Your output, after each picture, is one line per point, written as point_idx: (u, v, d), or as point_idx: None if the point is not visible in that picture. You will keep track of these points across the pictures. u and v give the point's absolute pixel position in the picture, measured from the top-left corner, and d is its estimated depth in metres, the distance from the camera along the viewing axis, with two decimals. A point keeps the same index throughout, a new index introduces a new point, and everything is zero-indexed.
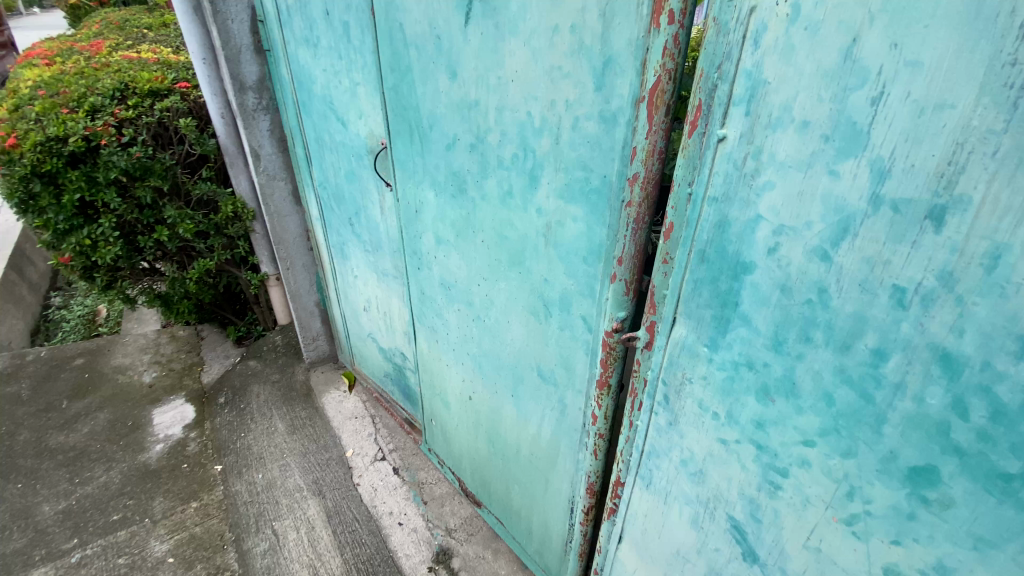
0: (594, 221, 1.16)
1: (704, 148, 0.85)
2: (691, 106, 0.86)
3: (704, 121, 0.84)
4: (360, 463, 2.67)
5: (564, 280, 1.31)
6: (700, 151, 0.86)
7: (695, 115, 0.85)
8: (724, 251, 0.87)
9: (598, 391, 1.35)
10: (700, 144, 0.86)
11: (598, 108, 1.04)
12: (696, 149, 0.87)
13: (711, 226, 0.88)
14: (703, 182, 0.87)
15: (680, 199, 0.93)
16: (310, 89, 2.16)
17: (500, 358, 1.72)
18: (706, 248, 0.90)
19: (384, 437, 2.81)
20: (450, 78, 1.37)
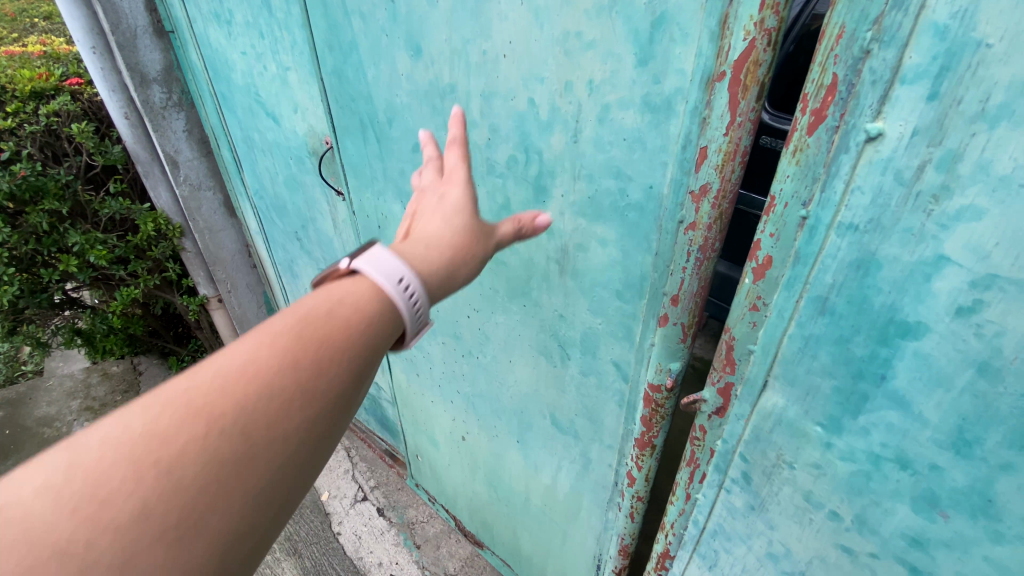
0: (633, 246, 0.85)
1: (837, 151, 0.55)
2: (813, 85, 0.55)
3: (839, 109, 0.54)
4: (338, 508, 2.35)
5: (588, 317, 1.00)
6: (826, 156, 0.56)
7: (824, 98, 0.54)
8: (861, 302, 0.59)
9: (636, 451, 1.06)
10: (827, 145, 0.56)
11: (642, 91, 0.72)
12: (819, 153, 0.57)
13: (843, 265, 0.58)
14: (833, 203, 0.57)
15: (787, 223, 0.62)
16: (228, 77, 1.72)
17: (501, 400, 1.41)
18: (830, 296, 0.61)
19: (363, 473, 2.48)
20: (411, 53, 1.01)
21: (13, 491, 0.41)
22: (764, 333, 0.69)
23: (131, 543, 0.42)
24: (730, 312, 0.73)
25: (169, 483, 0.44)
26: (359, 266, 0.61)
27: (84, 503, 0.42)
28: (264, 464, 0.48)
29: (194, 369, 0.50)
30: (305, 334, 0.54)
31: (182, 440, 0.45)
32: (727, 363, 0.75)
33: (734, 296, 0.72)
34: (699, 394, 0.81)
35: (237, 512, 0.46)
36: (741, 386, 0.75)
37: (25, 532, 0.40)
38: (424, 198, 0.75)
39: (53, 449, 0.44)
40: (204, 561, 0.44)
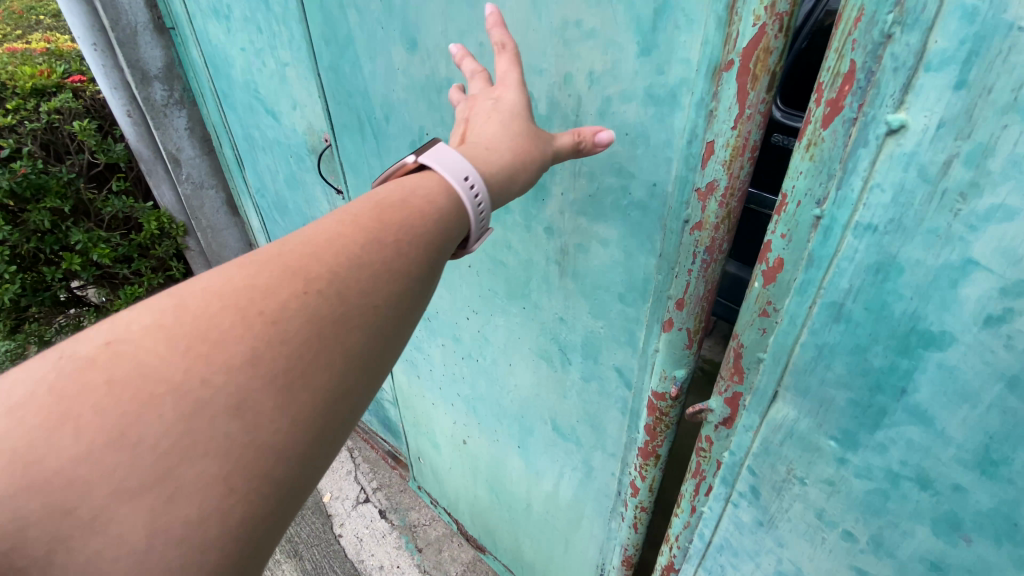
0: (636, 247, 0.81)
1: (855, 145, 0.51)
2: (828, 73, 0.51)
3: (857, 99, 0.49)
4: (341, 509, 2.33)
5: (589, 321, 0.96)
6: (843, 150, 0.52)
7: (841, 87, 0.50)
8: (879, 309, 0.54)
9: (640, 460, 1.02)
10: (844, 139, 0.51)
11: (645, 82, 0.68)
12: (835, 147, 0.52)
13: (861, 269, 0.54)
14: (850, 202, 0.53)
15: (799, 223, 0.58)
16: (227, 74, 1.69)
17: (502, 404, 1.37)
18: (845, 302, 0.56)
19: (365, 474, 2.46)
20: (407, 47, 0.97)
21: (135, 329, 0.44)
22: (774, 341, 0.65)
23: (238, 387, 0.44)
24: (738, 317, 0.68)
25: (273, 332, 0.46)
26: (426, 161, 0.61)
27: (198, 344, 0.44)
28: (358, 327, 0.50)
29: (286, 240, 0.52)
30: (384, 215, 0.54)
31: (283, 296, 0.47)
32: (735, 372, 0.71)
33: (743, 301, 0.67)
34: (706, 403, 0.77)
35: (335, 369, 0.48)
36: (750, 396, 0.70)
37: (146, 367, 0.42)
38: (476, 104, 0.72)
39: (163, 299, 0.47)
40: (306, 412, 0.46)
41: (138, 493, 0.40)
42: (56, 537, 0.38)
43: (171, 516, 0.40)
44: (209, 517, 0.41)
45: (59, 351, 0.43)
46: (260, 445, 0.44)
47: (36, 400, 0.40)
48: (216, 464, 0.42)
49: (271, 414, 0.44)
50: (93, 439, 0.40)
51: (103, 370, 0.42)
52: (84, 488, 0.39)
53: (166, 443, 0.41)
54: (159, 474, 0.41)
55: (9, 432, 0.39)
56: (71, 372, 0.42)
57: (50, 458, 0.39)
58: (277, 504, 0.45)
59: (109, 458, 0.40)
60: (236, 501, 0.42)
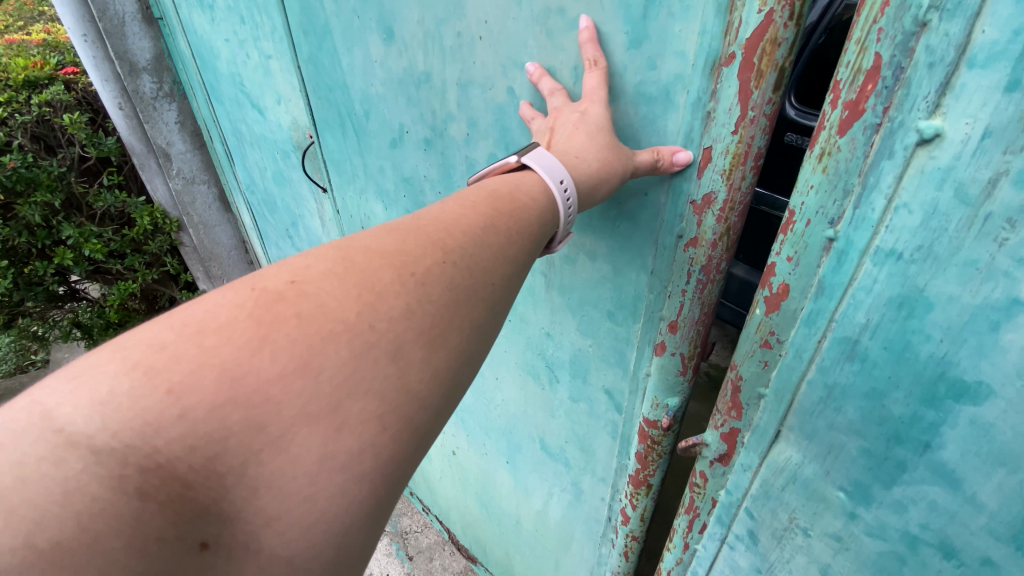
0: (625, 262, 0.73)
1: (877, 157, 0.43)
2: (846, 70, 0.43)
3: (881, 101, 0.41)
4: None
5: (576, 338, 0.88)
6: (864, 162, 0.44)
7: (862, 87, 0.42)
8: (900, 350, 0.46)
9: (631, 488, 0.94)
10: (865, 148, 0.43)
11: (635, 78, 0.60)
12: (854, 158, 0.44)
13: (882, 302, 0.46)
14: (871, 223, 0.45)
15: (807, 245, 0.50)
16: (213, 66, 1.63)
17: (489, 419, 1.29)
18: (861, 338, 0.48)
19: None
20: (383, 37, 0.90)
21: (313, 272, 0.45)
22: (776, 377, 0.57)
23: (399, 336, 0.44)
24: (736, 346, 0.60)
25: (423, 292, 0.46)
26: (530, 165, 0.59)
27: (364, 293, 0.44)
28: (482, 301, 0.50)
29: (418, 214, 0.53)
30: (498, 204, 0.54)
31: (428, 261, 0.47)
32: (732, 407, 0.62)
33: (743, 329, 0.59)
34: (700, 436, 0.68)
35: (466, 333, 0.48)
36: (748, 434, 0.62)
37: (325, 308, 0.43)
38: (557, 118, 0.64)
39: (327, 251, 0.47)
40: (444, 370, 0.46)
41: (315, 418, 0.40)
42: (251, 449, 0.38)
43: (339, 445, 0.40)
44: (364, 453, 0.41)
45: (250, 283, 0.43)
46: (410, 393, 0.44)
47: (236, 323, 0.40)
48: (376, 403, 0.42)
49: (419, 367, 0.45)
50: (285, 366, 0.40)
51: (291, 306, 0.42)
52: (274, 408, 0.39)
53: (340, 377, 0.41)
54: (333, 403, 0.41)
55: (219, 348, 0.39)
56: (263, 303, 0.42)
57: (252, 376, 0.39)
58: (410, 456, 0.44)
59: (296, 384, 0.40)
60: (385, 443, 0.42)
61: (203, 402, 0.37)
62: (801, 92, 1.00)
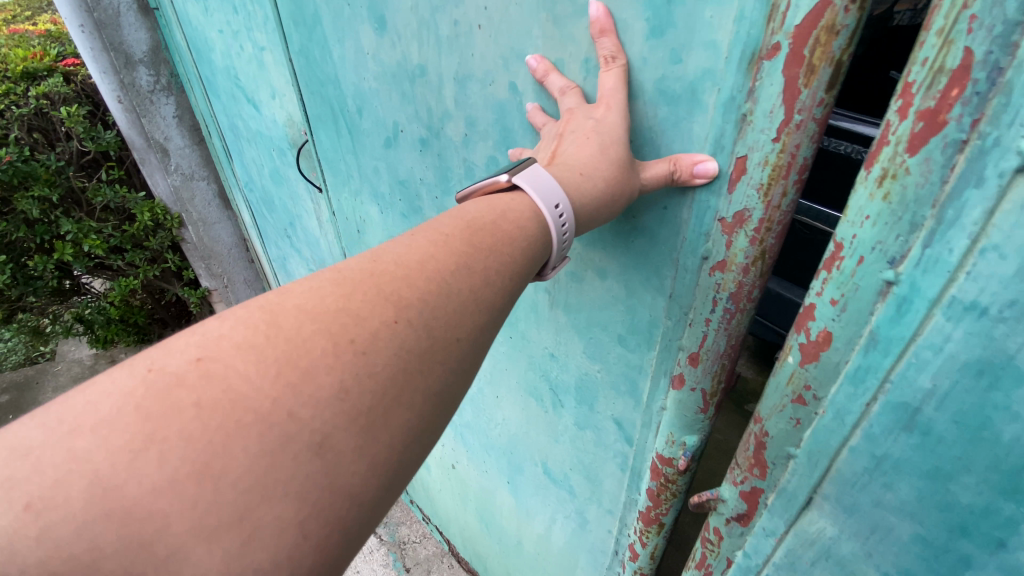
0: (639, 283, 0.64)
1: (959, 183, 0.34)
2: (922, 71, 0.34)
3: (969, 112, 0.33)
4: None
5: (582, 361, 0.79)
6: (941, 189, 0.35)
7: (945, 93, 0.33)
8: (974, 428, 0.38)
9: (640, 526, 0.86)
10: (943, 172, 0.35)
11: (655, 74, 0.51)
12: (928, 185, 0.36)
13: (953, 366, 0.37)
14: (946, 268, 0.36)
15: (858, 286, 0.42)
16: (209, 59, 1.54)
17: (489, 436, 1.21)
18: (924, 406, 0.40)
19: None
20: (375, 27, 0.81)
21: (226, 346, 0.38)
22: (810, 437, 0.49)
23: (327, 425, 0.38)
24: (763, 396, 0.53)
25: (362, 366, 0.40)
26: (522, 184, 0.52)
27: (288, 370, 0.38)
28: (442, 364, 0.43)
29: (375, 254, 0.46)
30: (477, 238, 0.48)
31: (373, 324, 0.41)
32: (755, 465, 0.54)
33: (772, 377, 0.51)
34: (716, 492, 0.60)
35: (416, 408, 0.42)
36: (772, 496, 0.54)
37: (234, 395, 0.37)
38: (568, 121, 0.56)
39: (253, 313, 0.40)
40: (384, 457, 0.40)
41: (216, 532, 0.34)
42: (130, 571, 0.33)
43: (243, 562, 0.35)
44: (280, 566, 0.36)
45: (147, 363, 0.37)
46: (339, 490, 0.38)
47: (120, 418, 0.35)
48: (293, 508, 0.36)
49: (351, 458, 0.39)
50: (176, 471, 0.34)
51: (188, 394, 0.36)
52: (161, 521, 0.34)
53: (248, 479, 0.36)
54: (238, 512, 0.35)
55: (93, 453, 0.33)
56: (156, 393, 0.36)
57: (131, 486, 0.33)
58: (339, 557, 0.39)
59: (189, 492, 0.34)
60: (305, 552, 0.37)
61: (69, 519, 0.32)
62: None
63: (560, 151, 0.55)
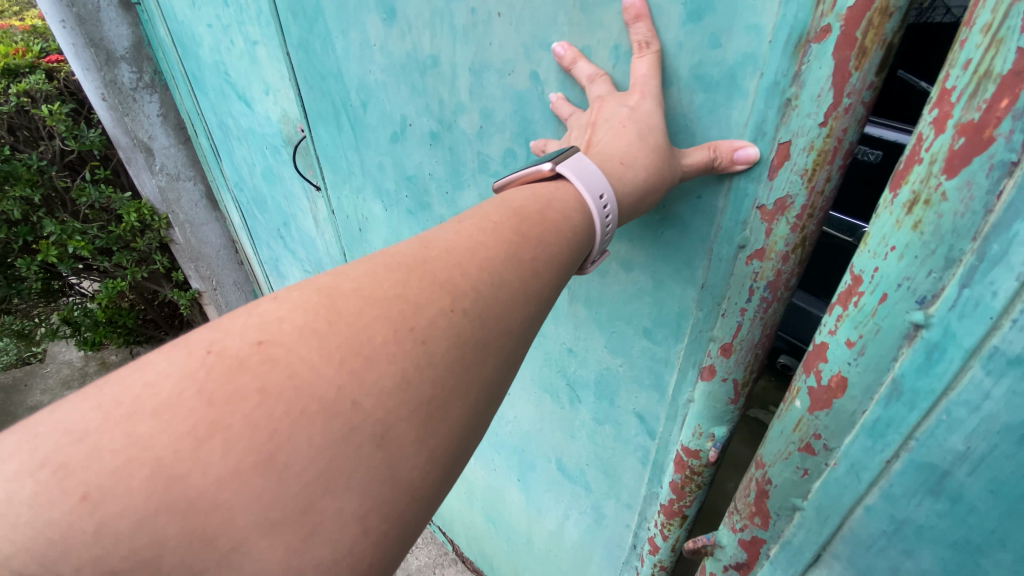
0: (668, 275, 0.63)
1: (1006, 214, 0.34)
2: (967, 80, 0.34)
3: (1020, 127, 0.32)
4: None
5: (603, 354, 0.78)
6: (984, 219, 0.35)
7: (992, 107, 0.33)
8: (1012, 497, 0.38)
9: (662, 519, 0.86)
10: (986, 202, 0.35)
11: (692, 59, 0.50)
12: (970, 214, 0.36)
13: (984, 430, 0.38)
14: (988, 313, 0.36)
15: (880, 330, 0.43)
16: (196, 55, 1.50)
17: (499, 435, 1.19)
18: (954, 470, 0.41)
19: None
20: (383, 17, 0.79)
21: (286, 329, 0.37)
22: (820, 488, 0.52)
23: (389, 416, 0.36)
24: (770, 445, 0.56)
25: (422, 355, 0.38)
26: (565, 173, 0.50)
27: (351, 358, 0.37)
28: (495, 355, 0.42)
29: (426, 241, 0.45)
30: (525, 228, 0.46)
31: (432, 312, 0.40)
32: (757, 514, 0.59)
33: (780, 425, 0.54)
34: (716, 538, 0.66)
35: (471, 403, 0.40)
36: (776, 548, 0.59)
37: (299, 382, 0.35)
38: (598, 110, 0.55)
39: (310, 296, 0.39)
40: (442, 450, 0.38)
41: (279, 526, 0.33)
42: (190, 569, 0.31)
43: (306, 558, 0.33)
44: (338, 563, 0.34)
45: (204, 345, 0.36)
46: (400, 486, 0.36)
47: (181, 402, 0.33)
48: (355, 501, 0.35)
49: (411, 450, 0.37)
50: (240, 463, 0.32)
51: (252, 379, 0.34)
52: (226, 515, 0.32)
53: (313, 470, 0.34)
54: (301, 505, 0.33)
55: (154, 440, 0.32)
56: (220, 375, 0.34)
57: (194, 476, 0.31)
58: (394, 556, 0.37)
59: (254, 484, 0.32)
60: (364, 550, 0.35)
61: (128, 512, 0.30)
62: (912, 69, 0.62)
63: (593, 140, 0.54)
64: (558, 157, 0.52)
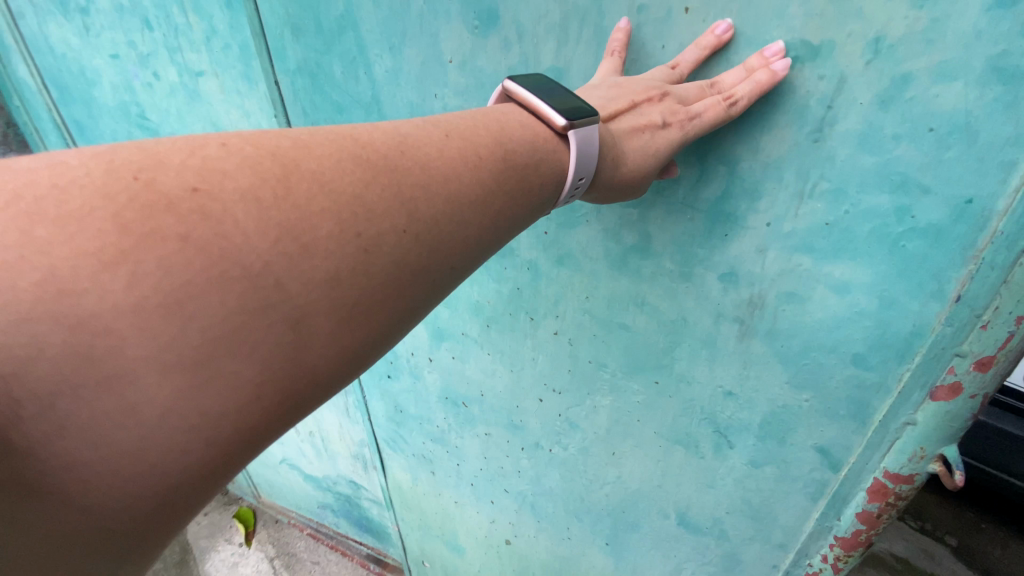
0: (904, 291, 0.56)
1: None
2: None
3: None
4: None
5: (780, 389, 0.69)
6: None
7: None
8: None
9: (837, 552, 0.78)
10: None
11: (990, 50, 0.43)
12: None
13: None
14: None
15: None
16: (85, 95, 1.11)
17: (586, 499, 1.04)
18: None
19: None
20: (476, 24, 0.62)
21: (227, 187, 0.37)
22: None
23: (312, 303, 0.39)
24: None
25: (362, 260, 0.41)
26: (572, 139, 0.51)
27: (287, 241, 0.38)
28: (419, 278, 0.45)
29: (404, 145, 0.45)
30: (505, 178, 0.49)
31: (383, 225, 0.42)
32: None
33: None
34: None
35: (390, 315, 0.44)
36: None
37: (227, 245, 0.36)
38: (647, 98, 0.53)
39: (266, 159, 0.39)
40: (351, 347, 0.42)
41: (172, 369, 0.35)
42: (64, 379, 0.32)
43: (192, 405, 0.36)
44: (223, 418, 0.37)
45: (132, 171, 0.35)
46: (306, 364, 0.40)
47: (93, 218, 0.33)
48: (253, 369, 0.37)
49: (324, 340, 0.40)
50: (144, 298, 0.33)
51: (177, 224, 0.35)
52: (117, 342, 0.33)
53: (221, 329, 0.36)
54: (199, 357, 0.35)
55: (55, 246, 0.32)
56: (141, 208, 0.34)
57: (91, 297, 0.32)
58: (275, 426, 0.40)
59: (157, 322, 0.34)
60: (251, 412, 0.38)
61: (11, 307, 0.30)
62: None
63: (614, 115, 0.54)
64: (576, 117, 0.51)
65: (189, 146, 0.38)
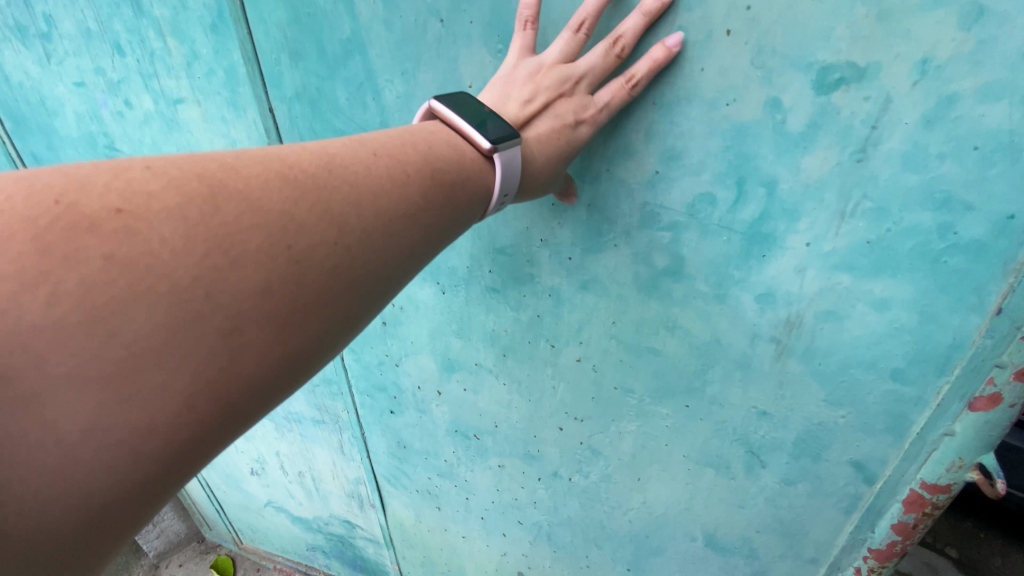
0: (946, 306, 0.56)
1: None
2: None
3: None
4: None
5: (817, 406, 0.69)
6: None
7: None
8: None
9: (872, 563, 0.77)
10: None
11: None
12: None
13: None
14: None
15: None
16: (44, 125, 1.02)
17: (608, 526, 1.01)
18: None
19: None
20: (499, 48, 0.61)
21: (154, 205, 0.35)
22: None
23: (244, 313, 0.37)
24: None
25: (293, 271, 0.39)
26: (497, 163, 0.53)
27: (217, 255, 0.36)
28: (356, 286, 0.43)
29: (332, 160, 0.44)
30: (437, 195, 0.49)
31: (315, 236, 0.40)
32: None
33: None
34: None
35: (330, 325, 0.42)
36: None
37: (154, 263, 0.34)
38: (558, 96, 0.56)
39: (191, 178, 0.37)
40: (289, 358, 0.40)
41: (95, 382, 0.33)
42: None
43: (116, 418, 0.33)
44: (150, 433, 0.34)
45: (53, 195, 0.34)
46: (240, 375, 0.37)
47: (12, 241, 0.31)
48: (183, 380, 0.35)
49: (260, 348, 0.38)
50: (65, 315, 0.32)
51: (100, 244, 0.33)
52: (35, 362, 0.31)
53: (147, 341, 0.34)
54: (121, 371, 0.33)
55: None
56: (64, 231, 0.33)
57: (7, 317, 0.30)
58: (211, 442, 0.37)
59: (78, 340, 0.32)
60: (183, 426, 0.35)
61: None
62: None
63: (529, 121, 0.57)
64: (501, 140, 0.53)
65: (113, 167, 0.36)
